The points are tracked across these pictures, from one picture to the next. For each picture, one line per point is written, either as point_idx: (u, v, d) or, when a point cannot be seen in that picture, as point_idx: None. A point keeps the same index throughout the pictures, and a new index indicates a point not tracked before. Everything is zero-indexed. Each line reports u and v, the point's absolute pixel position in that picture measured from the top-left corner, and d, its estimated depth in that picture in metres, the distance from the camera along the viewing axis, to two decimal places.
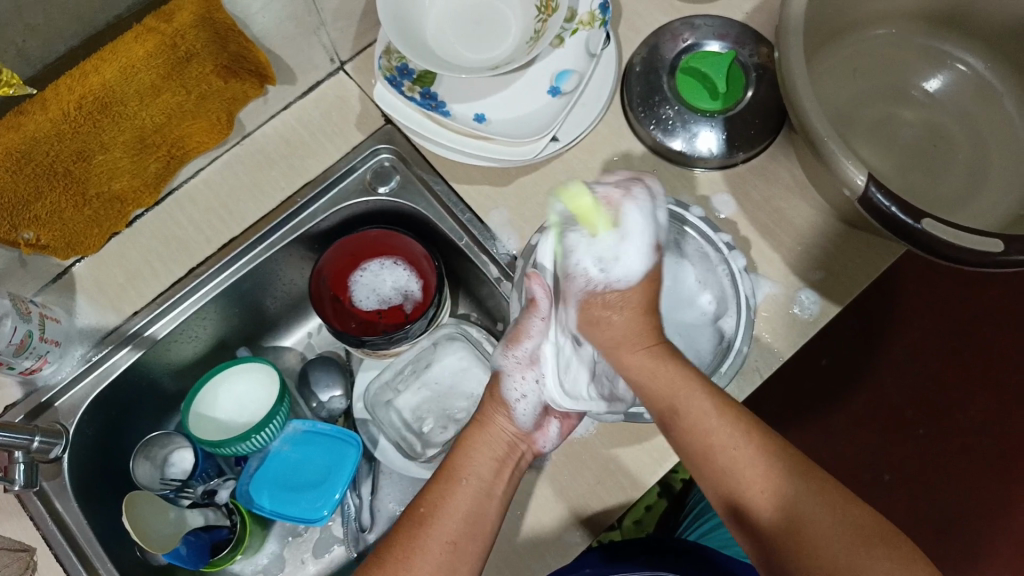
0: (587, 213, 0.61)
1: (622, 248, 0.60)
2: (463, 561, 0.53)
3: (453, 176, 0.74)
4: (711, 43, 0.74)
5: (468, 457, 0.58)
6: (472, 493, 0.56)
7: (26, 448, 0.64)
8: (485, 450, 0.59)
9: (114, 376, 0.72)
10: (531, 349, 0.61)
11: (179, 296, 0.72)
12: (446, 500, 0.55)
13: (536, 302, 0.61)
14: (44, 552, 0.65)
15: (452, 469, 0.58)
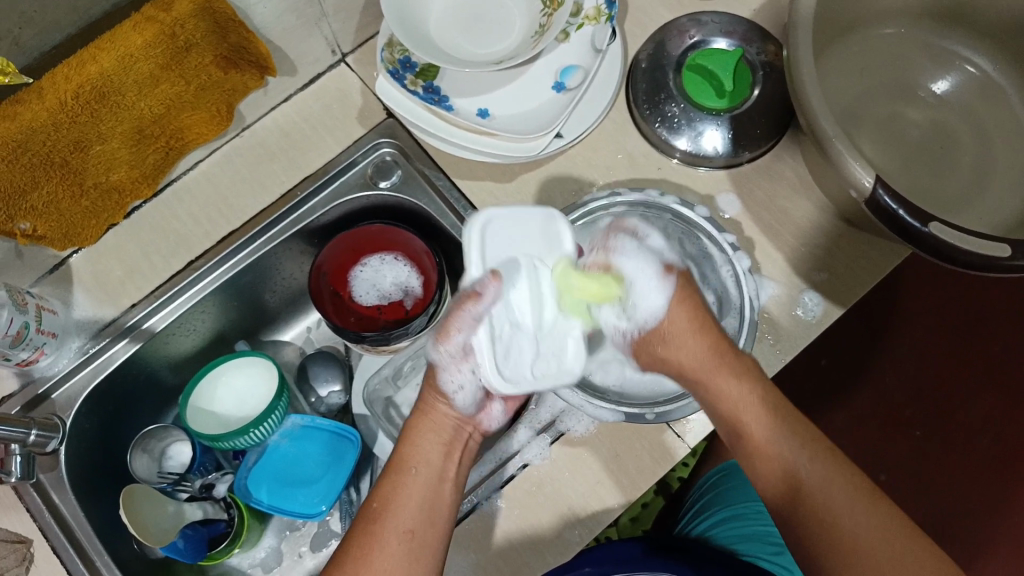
0: (597, 293, 0.58)
1: (637, 296, 0.61)
2: (422, 550, 0.54)
3: (455, 171, 0.73)
4: (718, 40, 0.73)
5: (417, 442, 0.60)
6: (428, 476, 0.58)
7: (22, 441, 0.63)
8: (431, 436, 0.60)
9: (111, 369, 0.71)
10: (463, 343, 0.57)
11: (177, 289, 0.72)
12: (398, 492, 0.56)
13: (478, 296, 0.55)
14: (40, 543, 0.65)
15: (404, 456, 0.59)
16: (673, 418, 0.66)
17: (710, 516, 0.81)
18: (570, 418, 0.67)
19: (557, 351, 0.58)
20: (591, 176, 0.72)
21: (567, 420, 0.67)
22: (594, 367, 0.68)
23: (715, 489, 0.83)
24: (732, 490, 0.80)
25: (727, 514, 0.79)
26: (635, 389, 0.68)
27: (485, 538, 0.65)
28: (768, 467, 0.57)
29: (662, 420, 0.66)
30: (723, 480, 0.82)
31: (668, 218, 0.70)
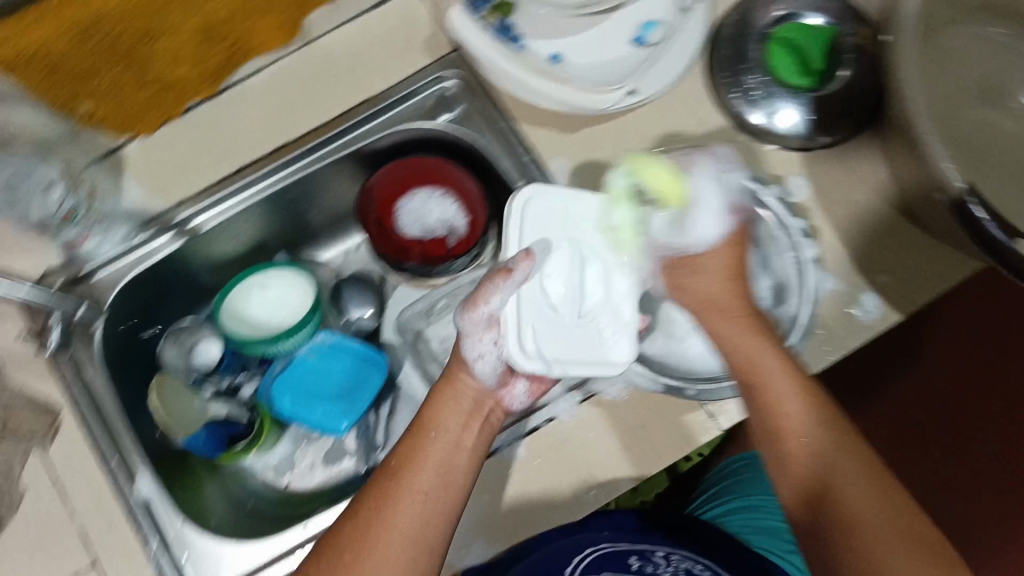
0: (664, 187, 0.64)
1: (694, 215, 0.65)
2: (433, 514, 0.55)
3: (520, 114, 0.71)
4: (811, 16, 0.70)
5: (438, 408, 0.60)
6: (447, 441, 0.58)
7: (68, 315, 0.69)
8: (452, 406, 0.61)
9: (155, 260, 0.72)
10: (490, 313, 0.61)
11: (227, 191, 0.72)
12: (417, 454, 0.58)
13: (510, 273, 0.61)
14: (68, 416, 0.68)
15: (424, 421, 0.60)
16: (712, 397, 0.65)
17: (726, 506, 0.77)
18: (603, 381, 0.67)
19: (596, 342, 0.62)
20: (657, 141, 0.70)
21: (599, 382, 0.67)
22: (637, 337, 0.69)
23: (732, 477, 0.79)
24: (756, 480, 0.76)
25: (739, 503, 0.76)
26: (675, 360, 0.68)
27: (499, 481, 0.66)
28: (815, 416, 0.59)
29: (700, 397, 0.65)
30: (746, 468, 0.78)
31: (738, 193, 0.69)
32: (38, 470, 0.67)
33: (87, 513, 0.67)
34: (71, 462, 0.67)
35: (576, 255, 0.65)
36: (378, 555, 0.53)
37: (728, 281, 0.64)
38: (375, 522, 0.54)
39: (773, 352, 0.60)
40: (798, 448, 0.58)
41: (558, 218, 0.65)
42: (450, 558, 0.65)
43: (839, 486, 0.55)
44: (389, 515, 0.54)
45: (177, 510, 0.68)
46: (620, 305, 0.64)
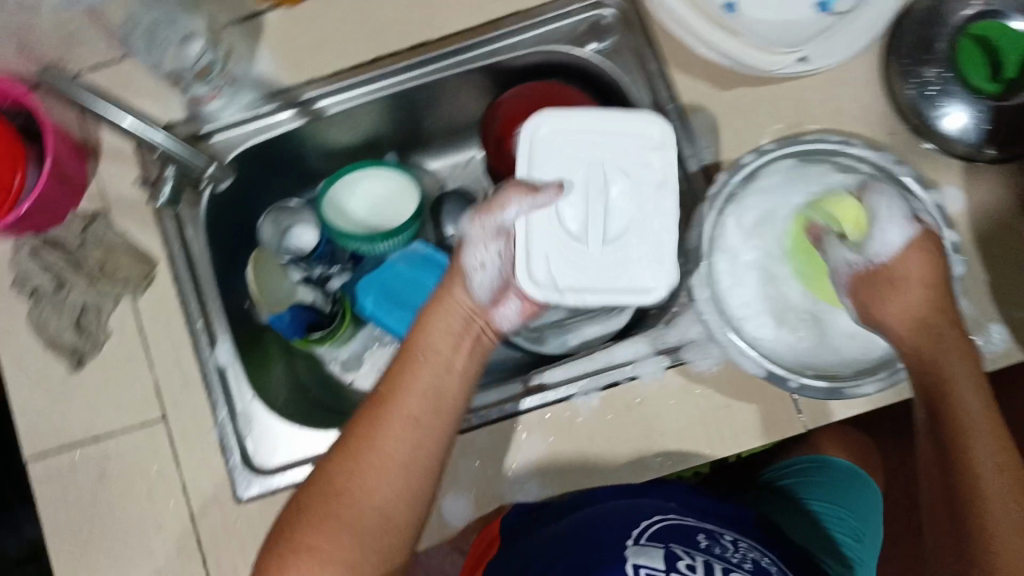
0: (846, 214, 0.61)
1: (877, 229, 0.58)
2: (425, 439, 0.54)
3: (673, 60, 0.67)
4: (1016, 17, 0.64)
5: (425, 332, 0.58)
6: (432, 361, 0.56)
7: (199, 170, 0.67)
8: (445, 325, 0.59)
9: (275, 134, 0.70)
10: (501, 223, 0.57)
11: (359, 79, 0.69)
12: (408, 376, 0.55)
13: (523, 193, 0.55)
14: (164, 270, 0.68)
15: (412, 343, 0.58)
16: (814, 394, 0.61)
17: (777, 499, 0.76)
18: (695, 352, 0.66)
19: (618, 269, 0.55)
20: (812, 117, 0.66)
21: (691, 352, 0.66)
22: (748, 316, 0.65)
23: (809, 476, 0.77)
24: (824, 486, 0.76)
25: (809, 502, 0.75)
26: (785, 351, 0.64)
27: None
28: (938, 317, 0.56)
29: (802, 393, 0.61)
30: (812, 471, 0.78)
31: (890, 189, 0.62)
32: (127, 316, 0.68)
33: (165, 369, 0.67)
34: (159, 316, 0.68)
35: (613, 174, 0.57)
36: (369, 482, 0.52)
37: (920, 293, 0.56)
38: (363, 451, 0.53)
39: (914, 249, 0.56)
40: (917, 330, 0.55)
41: (596, 134, 0.58)
42: (504, 487, 0.67)
43: (944, 383, 0.53)
44: (375, 442, 0.53)
45: (248, 383, 0.68)
46: (657, 229, 0.56)
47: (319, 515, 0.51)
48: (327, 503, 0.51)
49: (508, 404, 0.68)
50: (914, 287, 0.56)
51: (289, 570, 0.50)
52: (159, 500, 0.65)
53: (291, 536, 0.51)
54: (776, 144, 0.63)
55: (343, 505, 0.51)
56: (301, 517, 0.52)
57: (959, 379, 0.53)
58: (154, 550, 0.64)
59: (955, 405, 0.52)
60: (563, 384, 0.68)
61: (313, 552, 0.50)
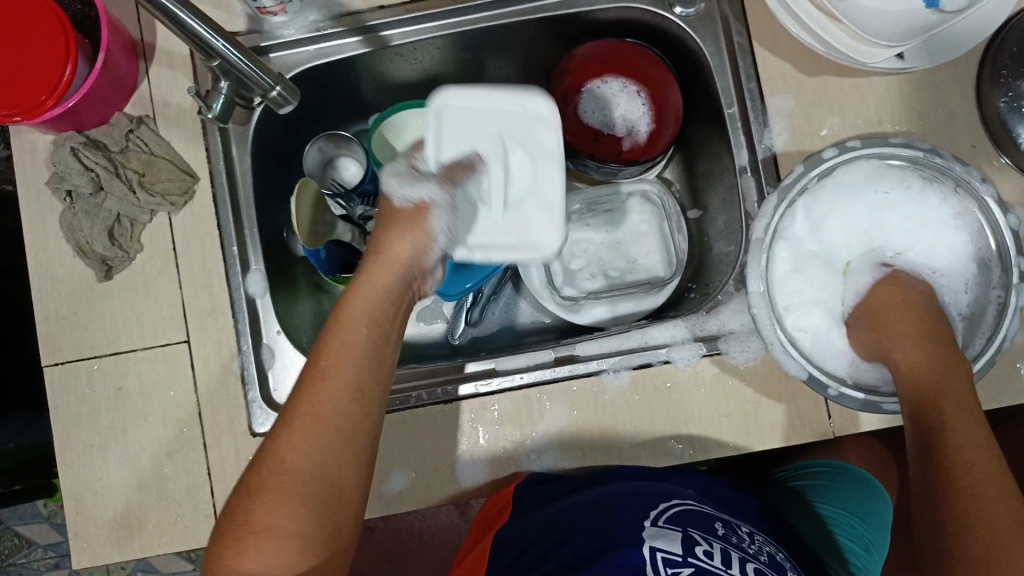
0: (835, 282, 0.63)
1: (853, 282, 0.62)
2: (371, 406, 0.48)
3: (759, 37, 0.64)
4: None
5: (358, 299, 0.51)
6: (371, 323, 0.50)
7: (264, 92, 0.59)
8: (384, 290, 0.52)
9: (337, 58, 0.68)
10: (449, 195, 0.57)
11: (431, 13, 0.67)
12: (351, 346, 0.49)
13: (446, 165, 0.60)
14: (204, 186, 0.66)
15: (344, 315, 0.50)
16: (847, 403, 0.58)
17: (790, 499, 0.75)
18: (735, 343, 0.61)
19: (522, 227, 0.62)
20: (897, 116, 0.62)
21: (730, 343, 0.61)
22: (795, 309, 0.61)
23: (842, 481, 0.75)
24: (838, 491, 0.74)
25: (838, 506, 0.73)
26: (824, 356, 0.61)
27: (597, 398, 0.62)
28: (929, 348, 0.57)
29: (840, 402, 0.58)
30: (829, 475, 0.76)
31: (972, 206, 0.59)
32: (160, 229, 0.65)
33: (192, 289, 0.65)
34: (192, 233, 0.65)
35: (507, 147, 0.63)
36: (317, 448, 0.45)
37: (927, 343, 0.56)
38: (309, 420, 0.46)
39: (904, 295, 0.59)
40: (909, 366, 0.56)
41: (486, 107, 0.63)
42: (517, 455, 0.62)
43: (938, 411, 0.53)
44: (318, 410, 0.46)
45: (277, 318, 0.67)
46: (550, 193, 0.62)
47: (268, 492, 0.44)
48: (272, 477, 0.45)
49: (539, 372, 0.63)
50: (903, 323, 0.58)
51: (248, 557, 0.44)
52: (172, 422, 0.63)
53: (242, 519, 0.44)
54: (862, 143, 0.60)
55: (292, 478, 0.44)
56: (250, 497, 0.45)
57: (951, 407, 0.53)
58: (159, 473, 0.62)
59: (951, 421, 0.52)
60: (596, 358, 0.63)
61: (268, 531, 0.44)
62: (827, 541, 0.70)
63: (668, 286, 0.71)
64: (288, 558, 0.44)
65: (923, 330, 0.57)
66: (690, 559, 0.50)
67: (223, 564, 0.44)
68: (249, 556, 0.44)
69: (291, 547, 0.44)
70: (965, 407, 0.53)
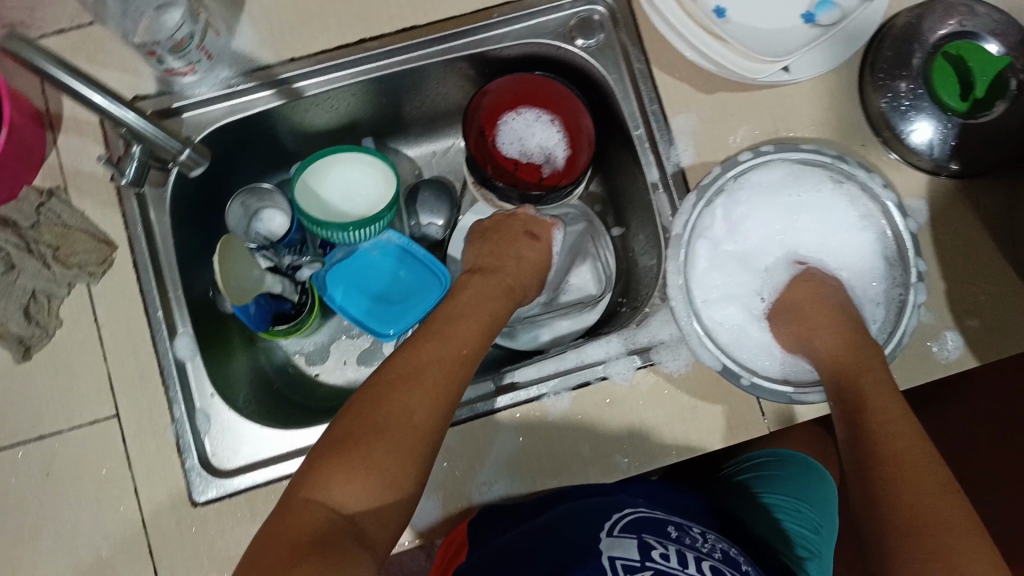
0: None
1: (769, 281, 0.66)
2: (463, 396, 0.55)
3: (657, 61, 0.67)
4: (988, 40, 0.63)
5: (497, 306, 0.63)
6: (487, 333, 0.60)
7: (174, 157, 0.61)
8: (492, 296, 0.63)
9: (250, 113, 0.68)
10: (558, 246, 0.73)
11: (341, 61, 0.68)
12: (469, 337, 0.58)
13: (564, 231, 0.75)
14: (123, 254, 0.64)
15: (466, 310, 0.60)
16: (766, 394, 0.60)
17: (733, 492, 0.78)
18: (666, 353, 0.62)
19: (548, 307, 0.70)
20: (793, 121, 0.66)
21: (662, 353, 0.62)
22: (712, 304, 0.63)
23: (788, 466, 0.77)
24: (782, 479, 0.77)
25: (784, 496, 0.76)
26: (750, 355, 0.63)
27: (540, 423, 0.62)
28: (841, 335, 0.59)
29: (754, 392, 0.60)
30: (774, 462, 0.78)
31: (875, 209, 0.62)
32: (80, 303, 0.63)
33: (119, 361, 0.63)
34: (115, 303, 0.64)
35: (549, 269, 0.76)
36: (433, 410, 0.51)
37: (841, 332, 0.59)
38: (433, 386, 0.52)
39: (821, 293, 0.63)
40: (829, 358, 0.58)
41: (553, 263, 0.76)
42: (468, 489, 0.61)
43: (852, 391, 0.55)
44: (440, 379, 0.52)
45: (210, 379, 0.65)
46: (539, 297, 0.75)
47: (389, 434, 0.48)
48: (392, 424, 0.49)
49: (480, 403, 0.63)
50: (821, 317, 0.61)
51: (353, 487, 0.46)
52: (107, 501, 0.60)
53: (357, 453, 0.47)
54: (775, 147, 0.62)
55: (412, 428, 0.49)
56: (369, 434, 0.48)
57: (863, 383, 0.55)
58: (97, 557, 0.60)
59: (865, 398, 0.54)
60: (536, 383, 0.63)
61: (380, 469, 0.47)
62: (775, 530, 0.74)
63: (599, 305, 0.74)
64: (388, 500, 0.47)
65: (835, 324, 0.60)
66: (648, 562, 0.51)
67: (320, 487, 0.46)
68: (355, 487, 0.46)
69: (392, 491, 0.47)
70: (876, 385, 0.54)
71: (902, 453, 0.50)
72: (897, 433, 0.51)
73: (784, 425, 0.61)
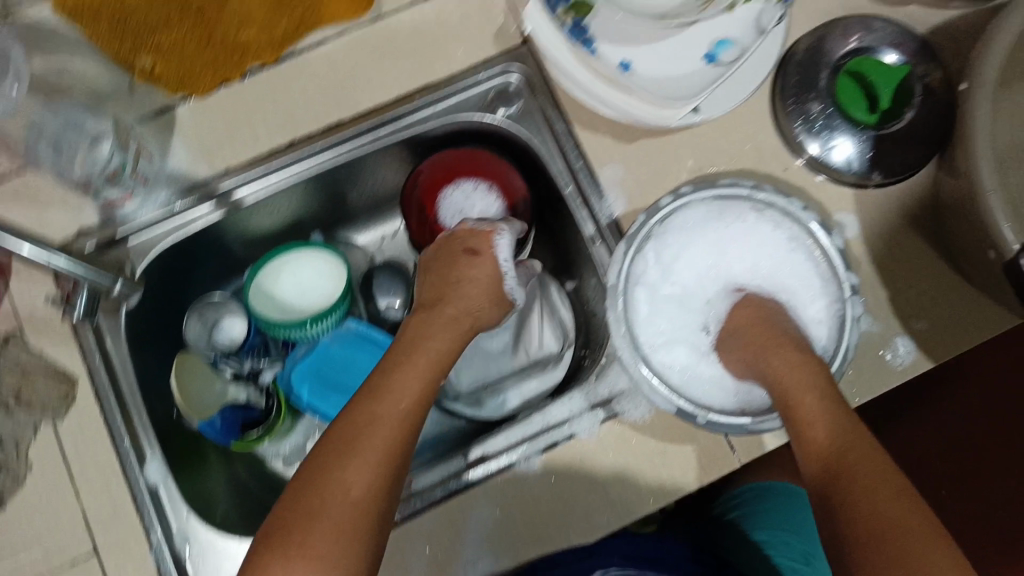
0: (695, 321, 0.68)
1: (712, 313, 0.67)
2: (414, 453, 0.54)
3: (578, 118, 0.69)
4: (886, 51, 0.67)
5: (444, 341, 0.60)
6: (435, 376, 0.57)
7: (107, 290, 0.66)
8: (440, 332, 0.60)
9: (194, 229, 0.70)
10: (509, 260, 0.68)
11: (274, 165, 0.69)
12: (413, 384, 0.55)
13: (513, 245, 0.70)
14: (84, 388, 0.65)
15: (411, 353, 0.58)
16: (730, 428, 0.61)
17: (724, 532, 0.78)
18: (627, 402, 0.63)
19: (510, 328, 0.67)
20: (715, 156, 0.68)
21: (623, 403, 0.63)
22: (660, 347, 0.64)
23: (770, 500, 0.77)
24: (765, 512, 0.76)
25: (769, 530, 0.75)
26: (708, 392, 0.63)
27: (514, 491, 0.62)
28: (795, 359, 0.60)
29: (713, 429, 0.61)
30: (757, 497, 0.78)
31: (801, 228, 0.64)
32: (46, 444, 0.64)
33: (92, 496, 0.63)
34: (82, 437, 0.64)
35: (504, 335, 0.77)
36: (375, 479, 0.50)
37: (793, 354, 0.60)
38: (374, 452, 0.50)
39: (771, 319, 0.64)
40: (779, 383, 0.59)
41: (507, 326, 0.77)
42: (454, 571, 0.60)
43: (801, 412, 0.55)
44: (382, 443, 0.51)
45: (183, 501, 0.64)
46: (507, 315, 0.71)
47: (327, 514, 0.47)
48: (329, 503, 0.48)
49: (452, 480, 0.62)
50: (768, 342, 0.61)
51: None
52: None
53: (295, 541, 0.46)
54: (693, 188, 0.65)
55: (351, 503, 0.48)
56: (306, 518, 0.47)
57: (812, 400, 0.55)
58: None
59: (810, 418, 0.54)
60: (504, 453, 0.63)
61: (319, 556, 0.46)
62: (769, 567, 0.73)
63: (562, 360, 0.75)
64: None
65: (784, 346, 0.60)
66: None
67: None
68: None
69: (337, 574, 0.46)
70: (823, 402, 0.55)
71: (858, 467, 0.50)
72: (850, 447, 0.51)
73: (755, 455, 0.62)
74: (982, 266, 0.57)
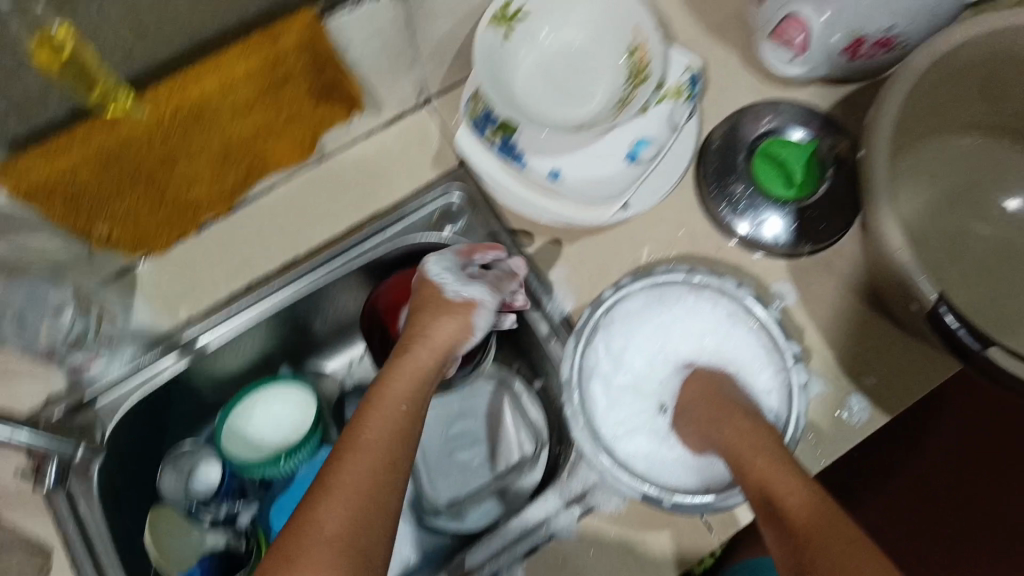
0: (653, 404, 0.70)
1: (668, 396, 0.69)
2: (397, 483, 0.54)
3: (520, 227, 0.73)
4: (794, 129, 0.74)
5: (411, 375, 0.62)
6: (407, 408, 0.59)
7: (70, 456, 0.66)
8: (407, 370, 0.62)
9: (160, 382, 0.71)
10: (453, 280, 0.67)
11: (234, 308, 0.72)
12: (384, 417, 0.57)
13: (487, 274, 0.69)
14: (59, 555, 0.65)
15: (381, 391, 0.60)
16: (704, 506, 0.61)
17: None
18: (600, 495, 0.63)
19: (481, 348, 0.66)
20: (652, 245, 0.71)
21: (597, 496, 0.63)
22: (622, 435, 0.66)
23: None
24: None
25: None
26: (676, 475, 0.64)
27: None
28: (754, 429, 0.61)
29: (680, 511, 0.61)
30: None
31: (737, 302, 0.67)
32: None
33: None
34: None
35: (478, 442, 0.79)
36: (351, 514, 0.50)
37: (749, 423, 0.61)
38: (349, 486, 0.51)
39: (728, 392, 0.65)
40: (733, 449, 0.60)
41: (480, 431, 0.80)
42: None
43: (752, 475, 0.56)
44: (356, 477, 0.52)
45: None
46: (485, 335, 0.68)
47: (305, 551, 0.48)
48: (306, 546, 0.48)
49: None
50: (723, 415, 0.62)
51: None
52: None
53: None
54: (633, 278, 0.68)
55: (328, 538, 0.48)
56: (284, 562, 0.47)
57: (759, 459, 0.57)
58: None
59: (761, 478, 0.56)
60: (485, 564, 0.62)
61: None
62: None
63: (538, 462, 0.74)
64: None
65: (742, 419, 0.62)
66: None
67: None
68: None
69: None
70: (774, 464, 0.56)
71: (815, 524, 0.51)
72: (804, 502, 0.52)
73: (732, 532, 0.62)
74: (911, 318, 0.61)
